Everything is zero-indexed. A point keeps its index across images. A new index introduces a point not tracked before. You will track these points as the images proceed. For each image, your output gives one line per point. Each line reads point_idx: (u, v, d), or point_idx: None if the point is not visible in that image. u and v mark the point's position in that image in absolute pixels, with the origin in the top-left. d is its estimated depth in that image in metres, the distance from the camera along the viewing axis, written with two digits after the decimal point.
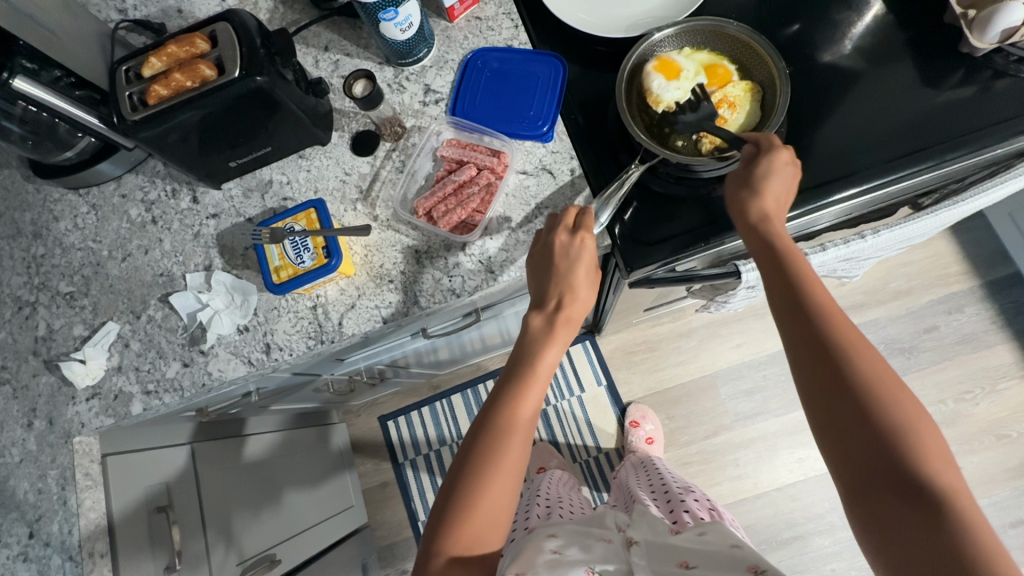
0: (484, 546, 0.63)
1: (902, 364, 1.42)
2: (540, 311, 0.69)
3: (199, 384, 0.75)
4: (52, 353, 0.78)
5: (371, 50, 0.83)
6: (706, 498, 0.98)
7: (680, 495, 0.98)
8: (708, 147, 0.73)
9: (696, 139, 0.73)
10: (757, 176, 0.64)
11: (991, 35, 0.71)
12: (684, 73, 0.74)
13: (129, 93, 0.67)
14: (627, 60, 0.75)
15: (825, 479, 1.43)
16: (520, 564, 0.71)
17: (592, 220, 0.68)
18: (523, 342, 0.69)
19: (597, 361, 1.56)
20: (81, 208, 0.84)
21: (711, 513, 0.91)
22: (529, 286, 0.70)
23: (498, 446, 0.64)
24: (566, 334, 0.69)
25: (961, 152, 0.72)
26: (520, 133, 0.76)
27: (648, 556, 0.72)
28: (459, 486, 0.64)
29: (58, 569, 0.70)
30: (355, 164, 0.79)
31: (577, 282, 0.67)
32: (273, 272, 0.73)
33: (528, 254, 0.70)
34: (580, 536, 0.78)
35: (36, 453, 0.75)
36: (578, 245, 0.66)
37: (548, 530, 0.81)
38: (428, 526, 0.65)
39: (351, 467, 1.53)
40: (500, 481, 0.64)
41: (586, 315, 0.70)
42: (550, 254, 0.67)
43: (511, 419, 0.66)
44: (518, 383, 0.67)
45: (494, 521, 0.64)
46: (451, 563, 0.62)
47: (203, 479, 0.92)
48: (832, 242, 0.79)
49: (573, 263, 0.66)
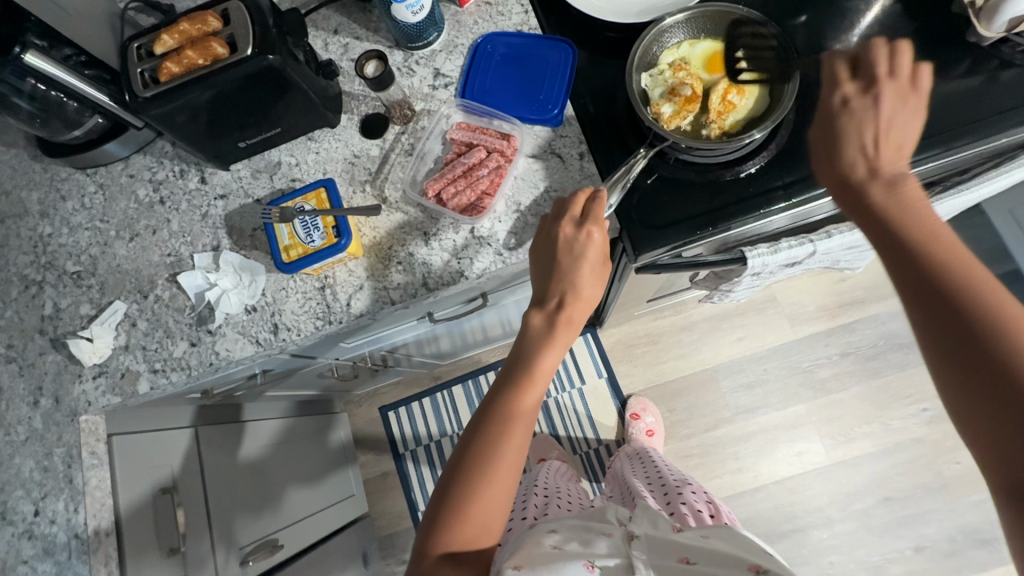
0: (481, 543, 0.64)
1: (903, 358, 1.49)
2: (540, 309, 0.69)
3: (206, 363, 0.75)
4: (59, 332, 0.78)
5: (381, 34, 0.83)
6: (703, 490, 0.99)
7: (676, 487, 0.99)
8: (716, 133, 0.73)
9: (704, 124, 0.73)
10: (844, 120, 0.66)
11: (997, 24, 0.72)
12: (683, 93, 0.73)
13: (140, 70, 0.66)
14: (633, 55, 0.75)
15: (824, 472, 1.44)
16: (518, 557, 0.68)
17: (601, 208, 0.68)
18: (523, 341, 0.69)
19: (598, 353, 1.57)
20: (89, 188, 0.84)
21: (708, 505, 0.92)
22: (532, 281, 0.70)
23: (496, 443, 0.65)
24: (567, 335, 0.69)
25: (970, 139, 0.73)
26: (531, 117, 0.77)
27: (649, 549, 0.70)
28: (454, 484, 0.64)
29: (63, 548, 0.70)
30: (364, 146, 0.79)
31: (580, 278, 0.67)
32: (282, 250, 0.73)
33: (533, 244, 0.71)
34: (580, 531, 0.75)
35: (42, 431, 0.75)
36: (583, 238, 0.67)
37: (548, 526, 0.79)
38: (421, 525, 0.65)
39: (353, 458, 1.52)
40: (496, 481, 0.64)
41: (589, 314, 0.70)
42: (554, 247, 0.67)
43: (516, 408, 0.67)
44: (522, 379, 0.67)
45: (489, 522, 0.64)
46: (445, 561, 0.63)
47: (206, 465, 0.92)
48: (836, 229, 0.79)
49: (576, 259, 0.67)
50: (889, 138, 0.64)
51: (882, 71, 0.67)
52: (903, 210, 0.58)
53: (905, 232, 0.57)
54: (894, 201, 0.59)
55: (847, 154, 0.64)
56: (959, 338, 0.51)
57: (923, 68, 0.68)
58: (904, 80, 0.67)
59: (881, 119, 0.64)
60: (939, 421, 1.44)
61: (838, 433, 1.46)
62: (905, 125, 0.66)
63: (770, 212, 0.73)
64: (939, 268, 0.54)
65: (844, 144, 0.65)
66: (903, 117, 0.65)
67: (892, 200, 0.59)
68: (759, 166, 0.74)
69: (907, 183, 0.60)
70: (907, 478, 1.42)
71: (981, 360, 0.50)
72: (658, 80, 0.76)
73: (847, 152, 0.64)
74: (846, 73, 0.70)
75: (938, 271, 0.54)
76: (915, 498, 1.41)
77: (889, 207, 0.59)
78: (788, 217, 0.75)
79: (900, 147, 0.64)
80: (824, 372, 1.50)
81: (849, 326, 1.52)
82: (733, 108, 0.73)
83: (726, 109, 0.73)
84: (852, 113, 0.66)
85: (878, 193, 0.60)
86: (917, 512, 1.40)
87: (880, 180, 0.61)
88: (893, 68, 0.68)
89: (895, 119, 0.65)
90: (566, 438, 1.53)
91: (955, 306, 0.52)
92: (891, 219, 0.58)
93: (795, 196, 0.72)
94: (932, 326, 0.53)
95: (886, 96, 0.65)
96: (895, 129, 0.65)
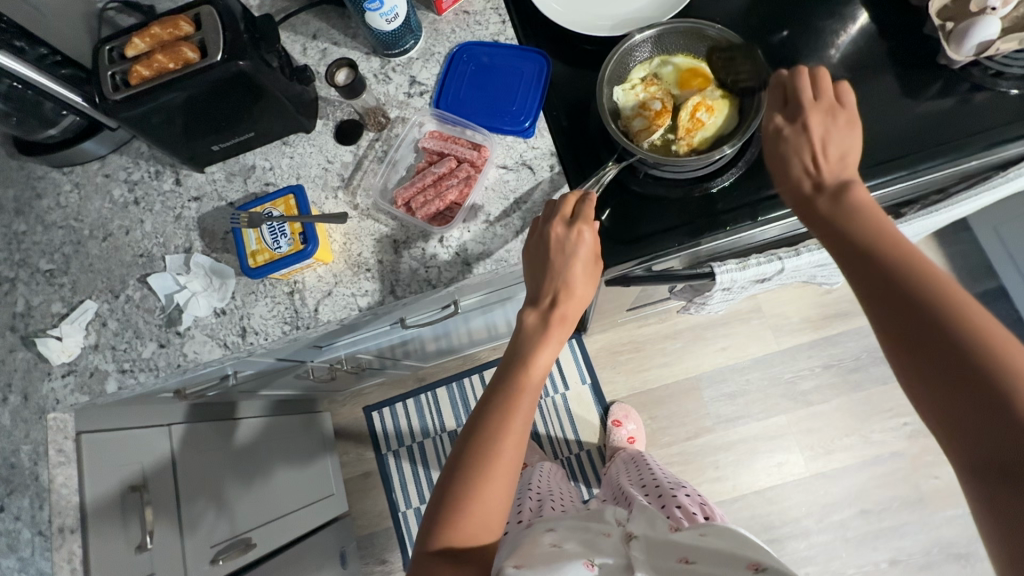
0: (481, 541, 0.64)
1: (886, 372, 1.49)
2: (534, 309, 0.69)
3: (174, 365, 0.75)
4: (29, 329, 0.79)
5: (359, 40, 0.83)
6: (698, 493, 0.99)
7: (671, 490, 0.99)
8: (685, 150, 0.73)
9: (673, 141, 0.74)
10: (780, 151, 0.64)
11: (967, 48, 0.72)
12: (653, 109, 0.74)
13: (111, 73, 0.67)
14: (605, 63, 0.76)
15: (802, 483, 1.45)
16: (520, 557, 0.68)
17: (590, 210, 0.68)
18: (517, 340, 0.69)
19: (581, 358, 1.57)
20: (64, 186, 0.84)
21: (703, 507, 0.92)
22: (526, 281, 0.70)
23: (495, 441, 0.65)
24: (561, 333, 0.69)
25: (942, 160, 0.73)
26: (503, 128, 0.77)
27: (649, 551, 0.68)
28: (453, 484, 0.64)
29: (27, 544, 0.70)
30: (338, 152, 0.79)
31: (573, 277, 0.67)
32: (249, 255, 0.73)
33: (524, 245, 0.70)
34: (579, 531, 0.76)
35: (10, 428, 0.75)
36: (575, 238, 0.66)
37: (547, 525, 0.80)
38: (421, 524, 0.65)
39: (333, 454, 1.53)
40: (494, 480, 0.64)
41: (582, 312, 0.70)
42: (546, 246, 0.67)
43: (509, 404, 0.67)
44: (518, 380, 0.67)
45: (489, 519, 0.64)
46: (444, 559, 0.63)
47: (181, 462, 0.92)
48: (806, 247, 0.79)
49: (568, 258, 0.67)
50: (828, 158, 0.62)
51: (806, 96, 0.65)
52: (855, 218, 0.58)
53: (864, 249, 0.56)
54: (844, 212, 0.58)
55: (790, 179, 0.63)
56: (923, 346, 0.51)
57: (848, 81, 0.65)
58: (830, 92, 0.65)
59: (814, 141, 0.62)
60: (919, 435, 1.44)
61: (818, 445, 1.46)
62: (847, 139, 0.63)
63: (737, 229, 0.72)
64: (894, 276, 0.53)
65: (786, 171, 0.63)
66: (841, 128, 0.63)
67: (843, 211, 0.58)
68: (728, 182, 0.74)
69: (855, 190, 0.59)
70: (884, 491, 1.42)
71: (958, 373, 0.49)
72: (631, 94, 0.76)
73: (790, 172, 0.63)
74: (775, 97, 0.67)
75: (904, 284, 0.53)
76: (893, 511, 1.41)
77: (840, 221, 0.58)
78: (768, 232, 0.75)
79: (846, 155, 0.62)
80: (806, 383, 1.50)
81: (832, 339, 1.52)
82: (700, 126, 0.73)
83: (694, 126, 0.73)
84: (786, 144, 0.64)
85: (827, 206, 0.60)
86: (894, 525, 1.40)
87: (827, 192, 0.60)
88: (818, 84, 0.65)
89: (830, 139, 0.62)
90: (547, 443, 1.53)
91: (917, 314, 0.51)
92: (843, 231, 0.58)
93: (762, 214, 0.72)
94: (896, 337, 0.52)
95: (814, 121, 0.63)
96: (836, 142, 0.62)
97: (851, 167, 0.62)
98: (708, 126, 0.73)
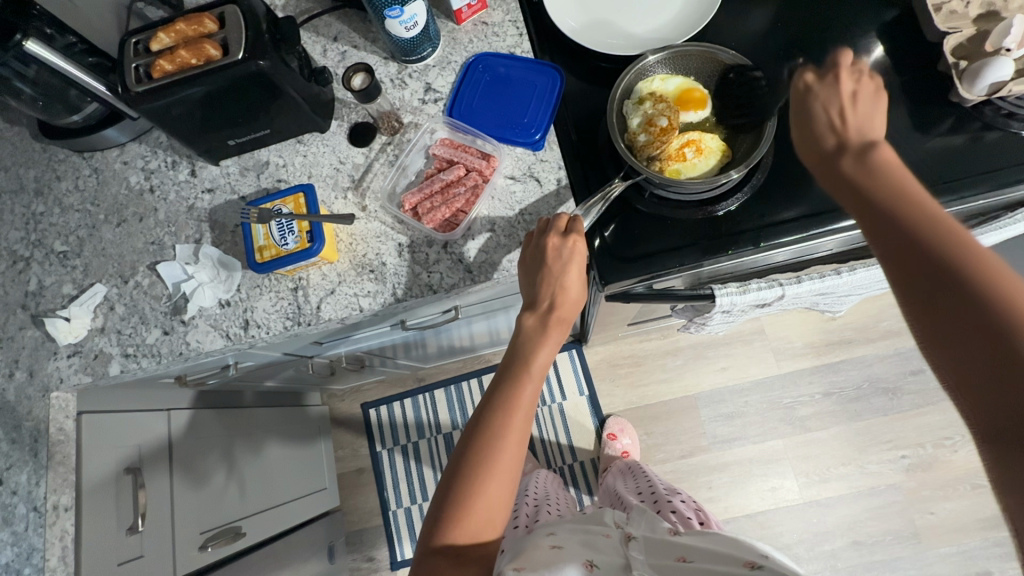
0: (483, 539, 0.64)
1: (885, 403, 1.48)
2: (533, 312, 0.70)
3: (176, 352, 0.76)
4: (39, 309, 0.81)
5: (378, 45, 0.85)
6: (693, 500, 0.99)
7: (666, 496, 0.99)
8: (657, 169, 0.74)
9: (654, 157, 0.74)
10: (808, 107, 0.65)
11: (979, 86, 0.72)
12: (654, 123, 0.75)
13: (135, 65, 0.68)
14: (633, 64, 0.78)
15: (796, 510, 1.43)
16: (520, 561, 0.68)
17: (583, 225, 0.69)
18: (516, 342, 0.71)
19: (581, 369, 1.57)
20: (83, 171, 0.86)
21: (697, 513, 0.92)
22: (520, 284, 0.71)
23: (498, 437, 0.65)
24: (558, 334, 0.71)
25: (952, 197, 0.72)
26: (513, 139, 0.78)
27: (647, 550, 0.68)
28: (454, 482, 0.65)
29: (20, 519, 0.71)
30: (350, 154, 0.81)
31: (569, 283, 0.68)
32: (256, 250, 0.74)
33: (520, 255, 0.71)
34: (580, 534, 0.74)
35: (14, 403, 0.76)
36: (569, 248, 0.67)
37: (547, 529, 0.78)
38: (424, 521, 0.66)
39: (328, 445, 1.55)
40: (496, 475, 0.64)
41: (577, 315, 0.72)
42: (543, 255, 0.67)
43: (512, 401, 0.67)
44: (512, 381, 0.69)
45: (492, 516, 0.65)
46: (446, 557, 0.63)
47: (178, 446, 0.94)
48: (808, 275, 0.80)
49: (565, 265, 0.67)
50: (854, 115, 0.62)
51: (845, 61, 0.66)
52: (876, 174, 0.56)
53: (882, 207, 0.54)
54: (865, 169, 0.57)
55: (815, 134, 0.63)
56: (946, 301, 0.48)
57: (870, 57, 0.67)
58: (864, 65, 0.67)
59: (843, 98, 0.63)
60: (917, 469, 1.43)
61: (814, 472, 1.45)
62: (874, 108, 0.63)
63: (739, 252, 0.72)
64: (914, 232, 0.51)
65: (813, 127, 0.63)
66: (870, 94, 0.64)
67: (865, 166, 0.57)
68: (734, 207, 0.74)
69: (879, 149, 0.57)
70: (877, 524, 1.41)
71: (975, 330, 0.46)
72: (642, 102, 0.77)
73: (818, 131, 0.63)
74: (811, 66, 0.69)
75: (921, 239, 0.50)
76: (885, 545, 1.39)
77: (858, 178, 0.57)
78: (774, 258, 0.75)
79: (871, 117, 0.62)
80: (805, 410, 1.49)
81: (833, 366, 1.51)
82: (682, 160, 0.74)
83: (676, 156, 0.74)
84: (815, 101, 0.65)
85: (850, 165, 0.58)
86: (885, 559, 1.39)
87: (850, 151, 0.59)
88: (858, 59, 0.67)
89: (859, 100, 0.63)
90: (542, 452, 1.53)
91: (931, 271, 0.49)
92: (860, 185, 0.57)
93: (766, 240, 0.72)
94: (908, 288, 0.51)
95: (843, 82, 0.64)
96: (863, 105, 0.63)
97: (876, 131, 0.61)
98: (690, 158, 0.74)
